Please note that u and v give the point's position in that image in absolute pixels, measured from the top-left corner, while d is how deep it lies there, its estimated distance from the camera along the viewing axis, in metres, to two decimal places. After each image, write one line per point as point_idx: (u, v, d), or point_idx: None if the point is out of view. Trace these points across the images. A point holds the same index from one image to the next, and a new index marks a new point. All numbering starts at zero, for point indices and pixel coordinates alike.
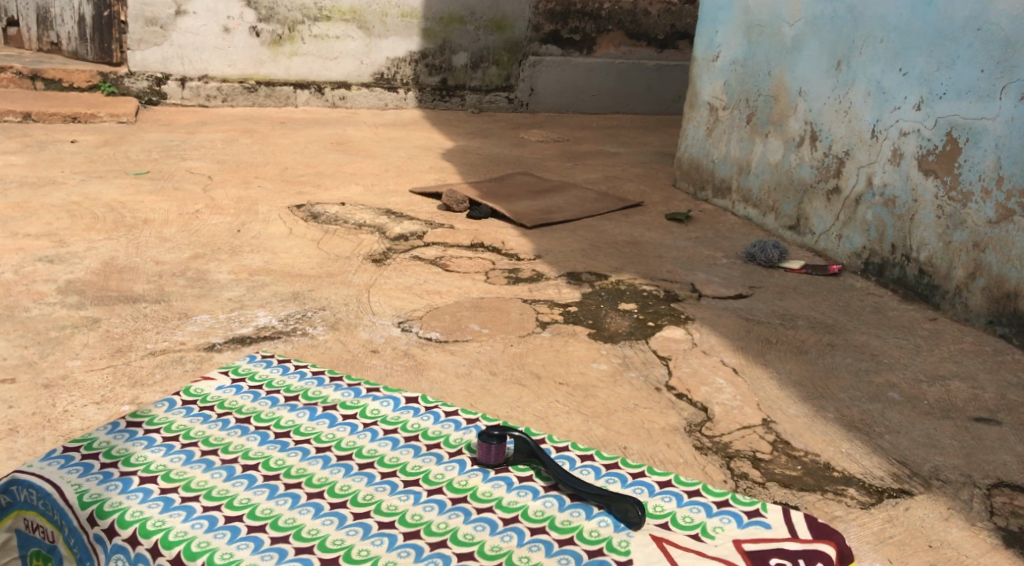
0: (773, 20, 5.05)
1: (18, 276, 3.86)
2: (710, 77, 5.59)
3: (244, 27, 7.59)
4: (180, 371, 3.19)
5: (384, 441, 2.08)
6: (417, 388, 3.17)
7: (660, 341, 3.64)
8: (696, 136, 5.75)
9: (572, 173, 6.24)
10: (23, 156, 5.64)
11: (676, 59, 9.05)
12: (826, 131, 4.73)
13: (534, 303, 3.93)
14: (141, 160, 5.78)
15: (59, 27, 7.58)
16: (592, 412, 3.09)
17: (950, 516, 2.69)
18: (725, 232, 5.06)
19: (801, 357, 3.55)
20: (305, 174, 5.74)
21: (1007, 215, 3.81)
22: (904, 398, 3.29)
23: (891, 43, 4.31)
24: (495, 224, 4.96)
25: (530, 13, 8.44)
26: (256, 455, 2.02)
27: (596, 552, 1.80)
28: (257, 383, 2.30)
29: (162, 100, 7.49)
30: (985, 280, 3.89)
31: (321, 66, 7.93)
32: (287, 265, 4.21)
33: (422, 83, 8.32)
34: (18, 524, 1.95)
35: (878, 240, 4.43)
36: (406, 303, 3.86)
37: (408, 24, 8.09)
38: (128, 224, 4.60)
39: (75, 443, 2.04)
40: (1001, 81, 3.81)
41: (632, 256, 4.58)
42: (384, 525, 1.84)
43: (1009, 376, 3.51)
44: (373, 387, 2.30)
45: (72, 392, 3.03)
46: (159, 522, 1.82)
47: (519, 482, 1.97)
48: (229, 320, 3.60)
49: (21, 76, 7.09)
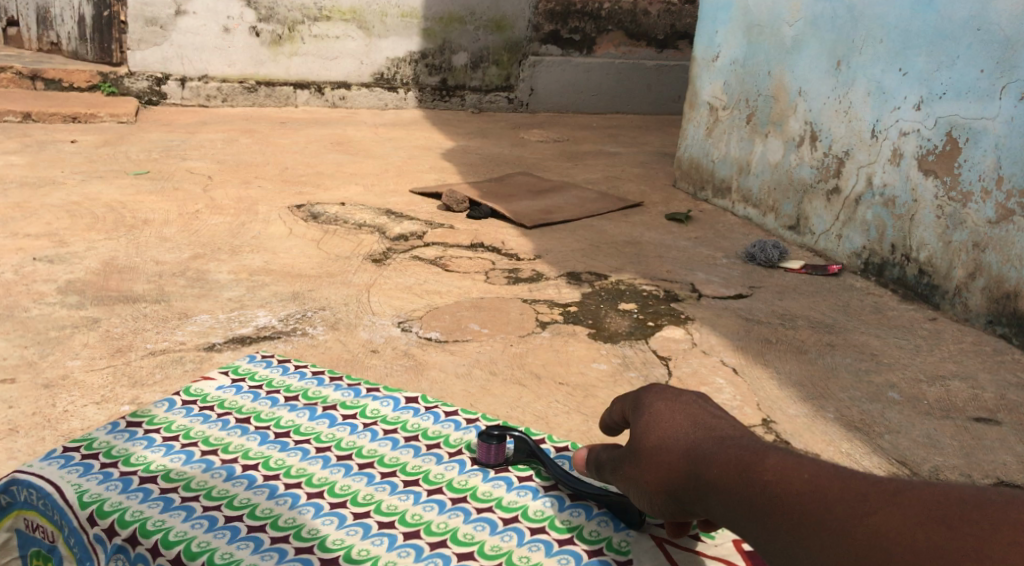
0: (773, 20, 5.05)
1: (18, 276, 3.86)
2: (710, 77, 5.59)
3: (243, 26, 7.59)
4: (180, 371, 3.19)
5: (384, 441, 2.08)
6: (417, 388, 3.17)
7: (660, 341, 3.64)
8: (696, 136, 5.76)
9: (572, 173, 6.24)
10: (23, 157, 5.64)
11: (676, 58, 9.05)
12: (826, 131, 4.73)
13: (534, 303, 3.93)
14: (142, 160, 5.78)
15: (59, 27, 7.58)
16: (592, 412, 3.10)
17: None
18: (725, 232, 5.06)
19: (802, 357, 3.56)
20: (305, 174, 5.74)
21: (1007, 215, 3.80)
22: (904, 398, 3.29)
23: (891, 43, 4.31)
24: (495, 224, 4.97)
25: (530, 13, 8.43)
26: (256, 455, 2.02)
27: (596, 552, 1.80)
28: (257, 383, 2.30)
29: (162, 100, 7.50)
30: (985, 280, 3.89)
31: (322, 67, 7.94)
32: (289, 266, 4.21)
33: (422, 83, 8.32)
34: (18, 524, 1.95)
35: (878, 240, 4.43)
36: (406, 303, 3.86)
37: (408, 24, 8.09)
38: (128, 224, 4.60)
39: (74, 443, 2.04)
40: (1001, 81, 3.80)
41: (632, 255, 4.59)
42: (384, 525, 1.84)
43: (1009, 376, 3.51)
44: (373, 387, 2.30)
45: (72, 393, 3.03)
46: (159, 522, 1.81)
47: (518, 482, 1.97)
48: (229, 321, 3.60)
49: (21, 75, 7.09)
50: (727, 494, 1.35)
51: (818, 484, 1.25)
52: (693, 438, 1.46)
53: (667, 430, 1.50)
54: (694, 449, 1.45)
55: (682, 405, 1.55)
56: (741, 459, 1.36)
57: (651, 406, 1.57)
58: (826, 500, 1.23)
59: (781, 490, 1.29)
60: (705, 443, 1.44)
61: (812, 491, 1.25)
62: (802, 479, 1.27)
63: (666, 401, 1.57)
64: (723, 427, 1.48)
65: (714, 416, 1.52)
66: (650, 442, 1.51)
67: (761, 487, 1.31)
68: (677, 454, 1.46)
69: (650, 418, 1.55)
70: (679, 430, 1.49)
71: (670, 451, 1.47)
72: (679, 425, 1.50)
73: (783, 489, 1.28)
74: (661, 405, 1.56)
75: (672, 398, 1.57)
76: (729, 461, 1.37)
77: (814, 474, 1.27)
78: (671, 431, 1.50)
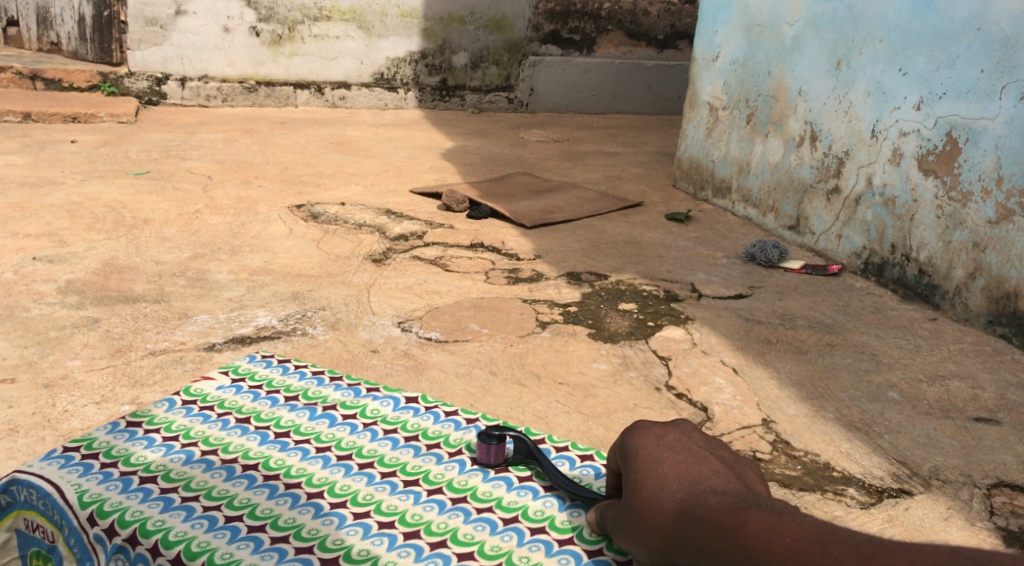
0: (773, 20, 5.05)
1: (18, 277, 3.86)
2: (710, 77, 5.60)
3: (243, 26, 7.59)
4: (180, 371, 3.19)
5: (384, 441, 2.08)
6: (417, 388, 3.17)
7: (660, 341, 3.63)
8: (696, 136, 5.76)
9: (571, 173, 6.24)
10: (23, 157, 5.64)
11: (676, 59, 9.05)
12: (826, 131, 4.73)
13: (534, 303, 3.93)
14: (142, 161, 5.78)
15: (59, 27, 7.58)
16: (592, 412, 3.09)
17: (949, 516, 2.68)
18: (725, 232, 5.06)
19: (802, 357, 3.55)
20: (305, 174, 5.74)
21: (1007, 215, 3.81)
22: (904, 398, 3.29)
23: (890, 43, 4.31)
24: (495, 224, 4.97)
25: (529, 13, 8.43)
26: (256, 455, 2.01)
27: (596, 552, 1.80)
28: (257, 383, 2.30)
29: (162, 100, 7.50)
30: (985, 280, 3.89)
31: (322, 66, 7.94)
32: (289, 266, 4.21)
33: (422, 83, 8.32)
34: (18, 524, 1.95)
35: (878, 240, 4.43)
36: (406, 303, 3.86)
37: (408, 24, 8.10)
38: (129, 224, 4.60)
39: (74, 443, 2.04)
40: (1001, 81, 3.80)
41: (632, 255, 4.59)
42: (384, 525, 1.84)
43: (1009, 376, 3.50)
44: (373, 387, 2.30)
45: (72, 392, 3.03)
46: (159, 522, 1.81)
47: (519, 483, 1.97)
48: (229, 320, 3.60)
49: (21, 75, 7.09)
50: (716, 556, 1.56)
51: (799, 548, 1.48)
52: (679, 494, 1.67)
53: (654, 484, 1.71)
54: (679, 505, 1.65)
55: (664, 456, 1.76)
56: (726, 522, 1.57)
57: (636, 460, 1.78)
58: (809, 563, 1.47)
59: (767, 554, 1.51)
60: (692, 502, 1.64)
61: (796, 554, 1.48)
62: (785, 543, 1.50)
63: (650, 452, 1.78)
64: (705, 477, 1.70)
65: (695, 464, 1.73)
66: (640, 498, 1.71)
67: (746, 549, 1.53)
68: (664, 509, 1.67)
69: (639, 469, 1.76)
70: (666, 488, 1.69)
71: (659, 505, 1.68)
72: (665, 481, 1.71)
73: (769, 553, 1.51)
74: (649, 455, 1.77)
75: (654, 451, 1.78)
76: (714, 521, 1.58)
77: (794, 538, 1.50)
78: (659, 485, 1.70)
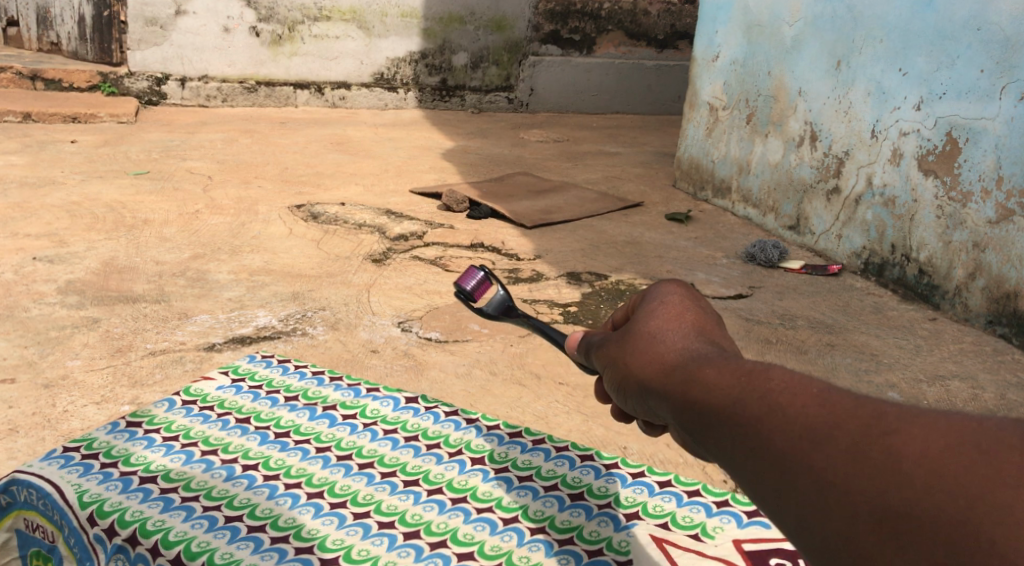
0: (773, 19, 5.05)
1: (17, 276, 3.86)
2: (710, 77, 5.60)
3: (243, 27, 7.59)
4: (180, 371, 3.19)
5: (384, 441, 2.08)
6: (416, 388, 3.17)
7: None
8: (696, 136, 5.76)
9: (571, 173, 6.24)
10: (22, 157, 5.64)
11: (675, 59, 9.06)
12: (826, 131, 4.73)
13: (533, 302, 3.93)
14: (141, 160, 5.78)
15: (59, 27, 7.58)
16: (592, 412, 3.10)
17: None
18: (725, 232, 5.06)
19: (802, 357, 3.56)
20: (305, 174, 5.74)
21: (1007, 215, 3.80)
22: (903, 398, 3.29)
23: (891, 43, 4.31)
24: (495, 224, 4.97)
25: (529, 13, 8.43)
26: (256, 455, 2.02)
27: (596, 552, 1.80)
28: (257, 383, 2.30)
29: (162, 100, 7.50)
30: (985, 280, 3.89)
31: (322, 67, 7.94)
32: (289, 266, 4.21)
33: (422, 83, 8.32)
34: (18, 524, 1.95)
35: (878, 240, 4.43)
36: (406, 303, 3.86)
37: (408, 24, 8.10)
38: (128, 224, 4.60)
39: (74, 443, 2.04)
40: (1001, 81, 3.80)
41: (632, 255, 4.59)
42: (384, 525, 1.84)
43: (1009, 376, 3.51)
44: (373, 387, 2.30)
45: (72, 393, 3.03)
46: (159, 522, 1.81)
47: (519, 483, 1.97)
48: (229, 320, 3.60)
49: (21, 75, 7.09)
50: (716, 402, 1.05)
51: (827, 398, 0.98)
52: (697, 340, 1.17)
53: (673, 317, 1.22)
54: (694, 345, 1.16)
55: (702, 307, 1.25)
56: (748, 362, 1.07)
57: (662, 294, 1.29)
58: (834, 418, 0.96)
59: (783, 402, 1.00)
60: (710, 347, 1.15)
61: (819, 407, 0.97)
62: (811, 392, 0.99)
63: (686, 294, 1.28)
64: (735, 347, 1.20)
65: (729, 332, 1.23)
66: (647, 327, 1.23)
67: (762, 396, 1.02)
68: (669, 348, 1.17)
69: (662, 304, 1.26)
70: (680, 327, 1.20)
71: (667, 342, 1.19)
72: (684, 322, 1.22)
73: (786, 401, 1.00)
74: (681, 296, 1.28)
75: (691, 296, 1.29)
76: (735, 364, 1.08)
77: (826, 391, 0.99)
78: (679, 320, 1.21)
